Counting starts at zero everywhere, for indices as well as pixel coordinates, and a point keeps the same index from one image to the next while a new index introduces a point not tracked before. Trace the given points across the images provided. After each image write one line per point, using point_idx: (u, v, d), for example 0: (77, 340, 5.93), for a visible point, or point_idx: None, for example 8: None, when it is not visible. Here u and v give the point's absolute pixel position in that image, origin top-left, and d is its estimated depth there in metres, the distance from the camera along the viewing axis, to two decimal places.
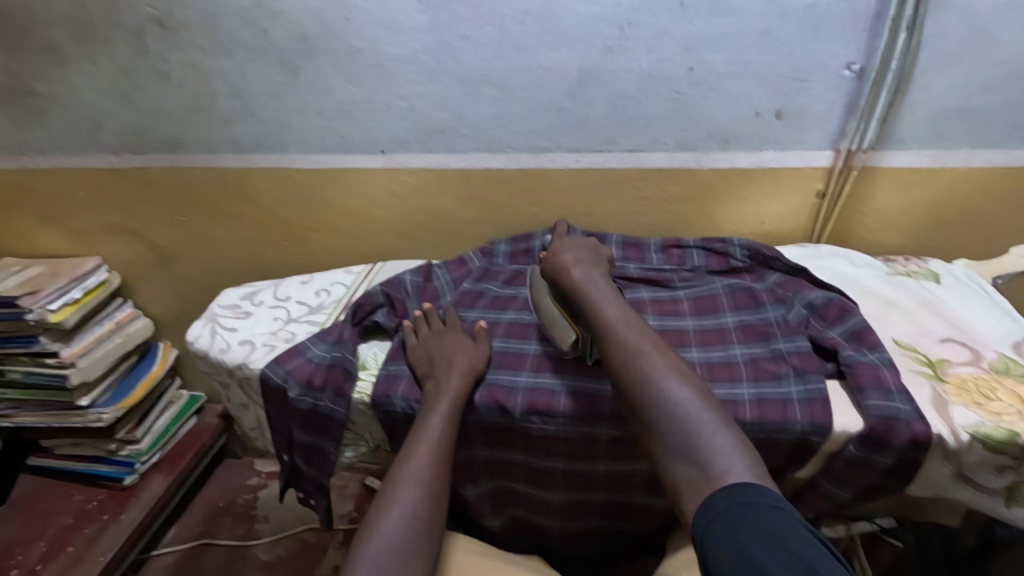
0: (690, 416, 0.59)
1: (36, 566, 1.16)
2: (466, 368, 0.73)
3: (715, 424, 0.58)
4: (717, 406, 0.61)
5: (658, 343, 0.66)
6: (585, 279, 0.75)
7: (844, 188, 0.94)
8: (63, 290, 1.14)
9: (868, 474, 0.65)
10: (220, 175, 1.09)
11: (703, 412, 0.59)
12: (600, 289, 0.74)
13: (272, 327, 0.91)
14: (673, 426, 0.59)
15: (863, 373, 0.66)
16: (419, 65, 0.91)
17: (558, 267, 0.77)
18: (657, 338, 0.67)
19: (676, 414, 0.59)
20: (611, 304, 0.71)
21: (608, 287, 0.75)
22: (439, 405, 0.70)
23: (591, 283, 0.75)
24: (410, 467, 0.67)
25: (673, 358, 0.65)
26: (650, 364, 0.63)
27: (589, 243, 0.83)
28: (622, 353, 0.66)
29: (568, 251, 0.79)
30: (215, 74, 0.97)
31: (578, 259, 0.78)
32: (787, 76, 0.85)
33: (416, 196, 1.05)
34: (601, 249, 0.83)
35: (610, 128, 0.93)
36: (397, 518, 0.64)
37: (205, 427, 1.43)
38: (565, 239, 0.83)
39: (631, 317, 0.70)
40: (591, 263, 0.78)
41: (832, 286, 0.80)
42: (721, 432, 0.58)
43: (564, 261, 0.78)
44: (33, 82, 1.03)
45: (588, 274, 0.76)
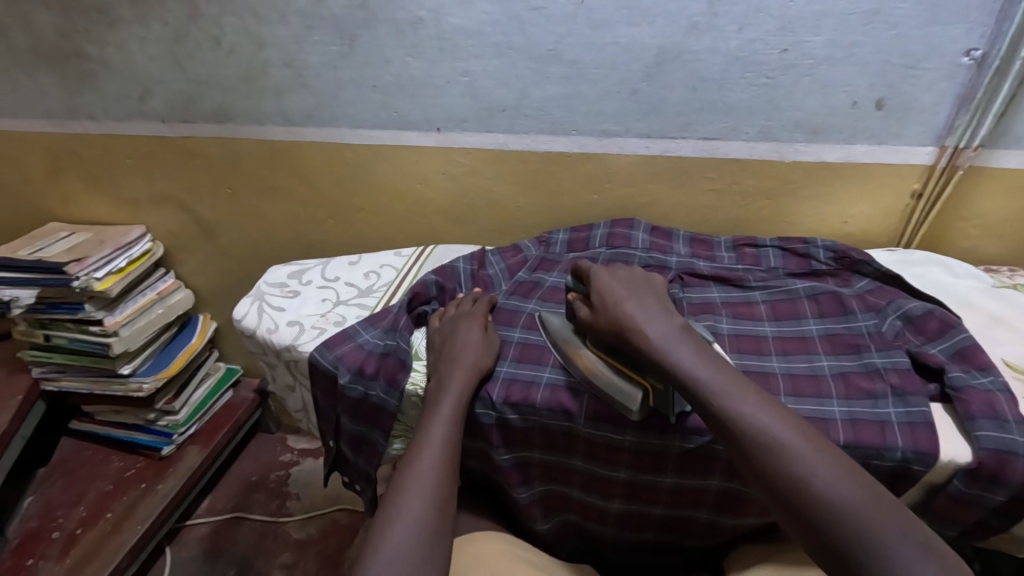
0: (873, 528, 0.46)
1: (76, 530, 1.17)
2: (473, 364, 0.69)
3: (891, 527, 0.46)
4: (899, 506, 0.48)
5: (796, 429, 0.53)
6: (666, 338, 0.61)
7: (943, 189, 0.86)
8: (109, 259, 1.13)
9: (975, 512, 0.60)
10: (267, 147, 1.05)
11: (886, 518, 0.47)
12: (693, 351, 0.60)
13: (321, 310, 0.88)
14: (854, 545, 0.46)
15: (973, 399, 0.60)
16: (485, 38, 0.85)
17: (620, 324, 0.64)
18: (790, 420, 0.54)
19: (856, 527, 0.47)
20: (716, 376, 0.57)
21: (699, 346, 0.61)
22: (444, 403, 0.66)
23: (676, 342, 0.61)
24: (415, 472, 0.61)
25: (819, 445, 0.52)
26: (798, 462, 0.51)
27: (639, 274, 0.72)
28: (756, 445, 0.53)
29: (628, 300, 0.66)
30: (269, 42, 0.93)
31: (642, 309, 0.65)
32: (894, 61, 0.77)
33: (470, 176, 1.00)
34: (649, 282, 0.71)
35: (685, 113, 0.86)
36: (405, 530, 0.56)
37: (241, 402, 1.43)
38: (611, 277, 0.70)
39: (746, 391, 0.56)
40: (662, 312, 0.65)
41: (932, 298, 0.73)
42: (919, 548, 0.45)
43: (621, 313, 0.64)
44: (85, 45, 1.00)
45: (667, 329, 0.62)
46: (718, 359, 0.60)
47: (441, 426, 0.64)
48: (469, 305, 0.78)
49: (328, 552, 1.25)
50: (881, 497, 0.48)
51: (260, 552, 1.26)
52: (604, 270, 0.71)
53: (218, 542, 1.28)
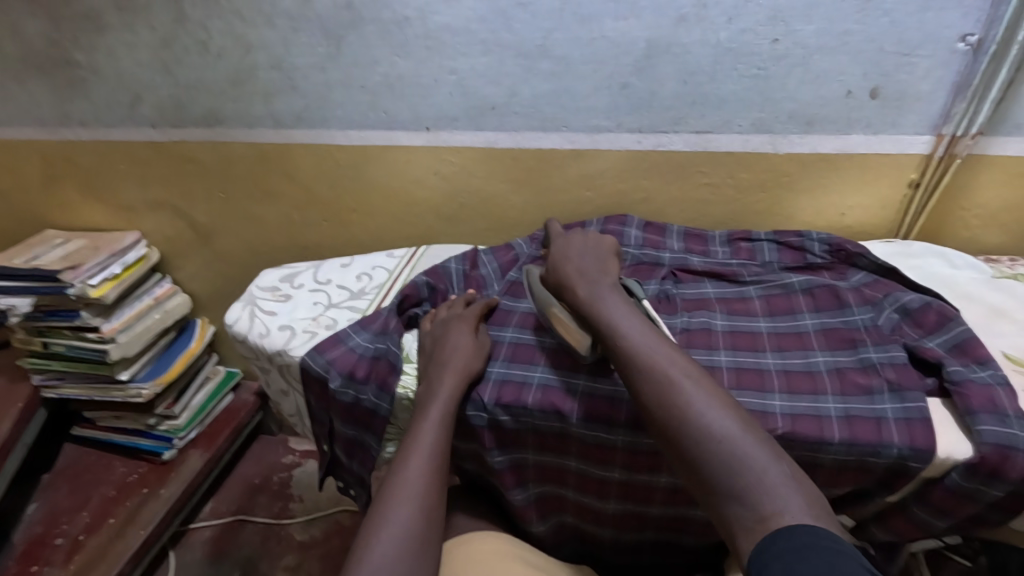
0: (739, 454, 0.52)
1: (80, 536, 1.18)
2: (462, 368, 0.68)
3: (764, 458, 0.51)
4: (766, 437, 0.54)
5: (689, 369, 0.59)
6: (595, 295, 0.69)
7: (941, 178, 0.85)
8: (104, 265, 1.12)
9: (973, 507, 0.59)
10: (258, 150, 1.05)
11: (752, 447, 0.52)
12: (615, 306, 0.67)
13: (313, 313, 0.87)
14: (718, 466, 0.52)
15: (974, 393, 0.59)
16: (472, 36, 0.84)
17: (563, 281, 0.72)
18: (686, 363, 0.60)
19: (721, 451, 0.52)
20: (630, 326, 0.63)
21: (624, 303, 0.68)
22: (431, 410, 0.65)
23: (603, 298, 0.68)
24: (401, 481, 0.60)
25: (707, 384, 0.58)
26: (685, 396, 0.56)
27: (593, 237, 0.79)
28: (653, 383, 0.58)
29: (572, 261, 0.75)
30: (256, 44, 0.92)
31: (583, 269, 0.73)
32: (889, 49, 0.75)
33: (462, 176, 0.99)
34: (606, 243, 0.79)
35: (678, 106, 0.85)
36: (390, 542, 0.55)
37: (242, 404, 1.43)
38: (568, 243, 0.79)
39: (651, 338, 0.62)
40: (599, 274, 0.72)
41: (929, 290, 0.72)
42: (774, 471, 0.50)
43: (568, 274, 0.73)
44: (74, 52, 1.00)
45: (598, 289, 0.70)
46: (635, 315, 0.66)
47: (428, 434, 0.63)
48: (459, 305, 0.78)
49: (331, 553, 1.26)
50: (752, 429, 0.54)
51: (264, 554, 1.26)
52: (562, 238, 0.80)
53: (223, 545, 1.29)
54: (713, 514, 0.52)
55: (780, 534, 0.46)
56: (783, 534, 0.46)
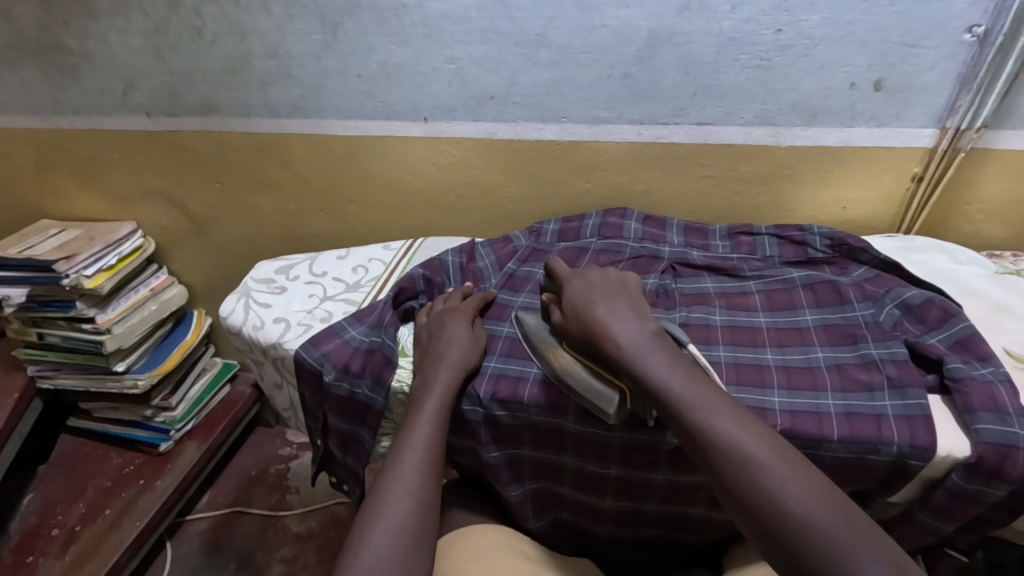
0: (842, 546, 0.45)
1: (76, 527, 1.17)
2: (458, 362, 0.67)
3: (876, 554, 0.44)
4: (869, 521, 0.47)
5: (769, 441, 0.52)
6: (637, 345, 0.60)
7: (944, 172, 0.84)
8: (99, 256, 1.11)
9: (975, 507, 0.58)
10: (254, 139, 1.03)
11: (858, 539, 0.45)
12: (664, 359, 0.59)
13: (308, 305, 0.86)
14: (822, 565, 0.45)
15: (974, 391, 0.58)
16: (470, 24, 0.83)
17: (589, 329, 0.63)
18: (763, 434, 0.53)
19: (824, 548, 0.45)
20: (689, 388, 0.56)
21: (670, 354, 0.60)
22: (426, 404, 0.65)
23: (647, 349, 0.60)
24: (395, 476, 0.60)
25: (790, 459, 0.51)
26: (772, 477, 0.49)
27: (611, 276, 0.72)
28: (730, 461, 0.51)
29: (600, 304, 0.66)
30: (251, 31, 0.91)
31: (612, 311, 0.65)
32: (895, 40, 0.74)
33: (460, 167, 0.98)
34: (625, 284, 0.70)
35: (679, 97, 0.83)
36: (384, 537, 0.55)
37: (238, 397, 1.42)
38: (584, 284, 0.70)
39: (712, 396, 0.55)
40: (634, 317, 0.64)
41: (932, 285, 0.71)
42: (894, 573, 0.43)
43: (595, 318, 0.64)
44: (66, 38, 0.98)
45: (638, 335, 0.62)
46: (690, 370, 0.58)
47: (424, 428, 0.63)
48: (455, 300, 0.77)
49: (328, 545, 1.26)
50: (855, 516, 0.47)
51: (260, 546, 1.26)
52: (576, 277, 0.71)
53: (219, 536, 1.29)
54: None
55: None
56: None
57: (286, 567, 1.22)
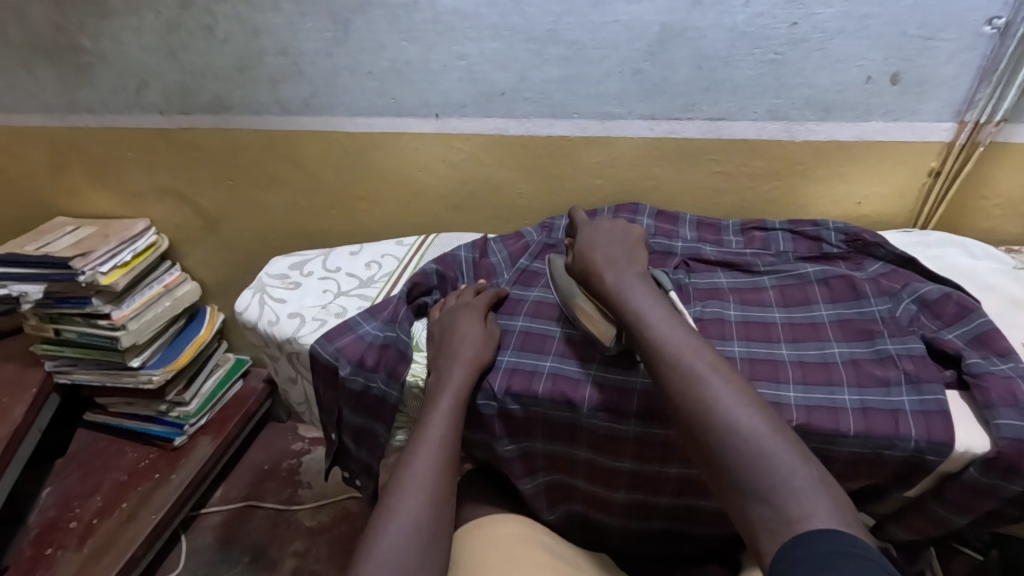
0: (763, 448, 0.50)
1: (93, 520, 1.19)
2: (473, 359, 0.68)
3: (794, 459, 0.49)
4: (796, 438, 0.51)
5: (717, 362, 0.56)
6: (620, 282, 0.66)
7: (962, 166, 0.83)
8: (114, 253, 1.13)
9: (992, 502, 0.58)
10: (265, 137, 1.04)
11: (778, 445, 0.50)
12: (641, 293, 0.64)
13: (322, 301, 0.87)
14: (745, 467, 0.50)
15: (993, 386, 0.58)
16: (481, 20, 0.83)
17: (589, 268, 0.69)
18: (714, 355, 0.57)
19: (749, 452, 0.50)
20: (656, 316, 0.61)
21: (649, 289, 0.65)
22: (441, 401, 0.65)
23: (629, 286, 0.65)
24: (410, 472, 0.60)
25: (735, 379, 0.55)
26: (712, 390, 0.54)
27: (619, 226, 0.76)
28: (677, 374, 0.56)
29: (599, 249, 0.71)
30: (263, 29, 0.91)
31: (608, 256, 0.70)
32: (911, 33, 0.73)
33: (471, 164, 0.98)
34: (631, 233, 0.75)
35: (691, 92, 0.83)
36: (399, 532, 0.55)
37: (250, 392, 1.43)
38: (593, 231, 0.75)
39: (674, 323, 0.60)
40: (625, 262, 0.69)
41: (949, 281, 0.70)
42: (804, 472, 0.48)
43: (594, 261, 0.69)
44: (80, 37, 0.99)
45: (623, 275, 0.67)
46: (661, 303, 0.63)
47: (439, 424, 0.63)
48: (468, 295, 0.77)
49: (339, 539, 1.27)
50: (780, 429, 0.51)
51: (273, 540, 1.27)
52: (588, 225, 0.76)
53: (232, 530, 1.30)
54: (738, 516, 0.50)
55: (807, 539, 0.44)
56: (803, 541, 0.44)
57: (298, 561, 1.23)
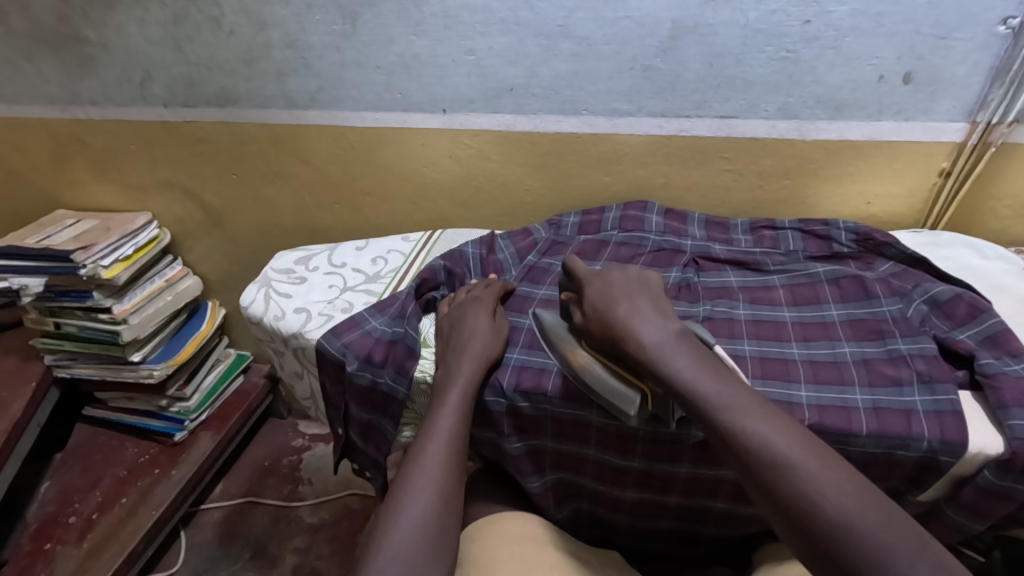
0: (882, 544, 0.44)
1: (93, 515, 1.18)
2: (481, 354, 0.67)
3: (921, 556, 0.43)
4: (916, 527, 0.45)
5: (801, 441, 0.51)
6: (661, 344, 0.60)
7: (973, 167, 0.83)
8: (116, 246, 1.12)
9: (1007, 505, 0.58)
10: (271, 131, 1.03)
11: (899, 540, 0.44)
12: (692, 362, 0.58)
13: (328, 296, 0.86)
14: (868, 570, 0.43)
15: (1007, 386, 0.57)
16: (491, 15, 0.82)
17: (609, 333, 0.63)
18: (801, 435, 0.52)
19: (867, 550, 0.44)
20: (717, 387, 0.55)
21: (697, 355, 0.59)
22: (449, 396, 0.64)
23: (672, 352, 0.59)
24: (418, 467, 0.59)
25: (831, 462, 0.50)
26: (811, 479, 0.48)
27: (631, 275, 0.70)
28: (760, 460, 0.50)
29: (620, 303, 0.64)
30: (270, 22, 0.90)
31: (633, 311, 0.63)
32: (925, 32, 0.73)
33: (479, 160, 0.97)
34: (646, 285, 0.68)
35: (702, 90, 0.82)
36: (408, 527, 0.54)
37: (251, 388, 1.43)
38: (605, 283, 0.68)
39: (739, 394, 0.55)
40: (656, 317, 0.63)
41: (960, 281, 0.70)
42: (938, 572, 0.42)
43: (619, 318, 0.63)
44: (84, 28, 0.98)
45: (663, 333, 0.61)
46: (717, 369, 0.58)
47: (447, 419, 0.63)
48: (479, 291, 0.76)
49: (341, 536, 1.26)
50: (897, 517, 0.46)
51: (274, 536, 1.27)
52: (596, 277, 0.69)
53: (233, 526, 1.29)
54: None
55: None
56: None
57: (299, 557, 1.23)
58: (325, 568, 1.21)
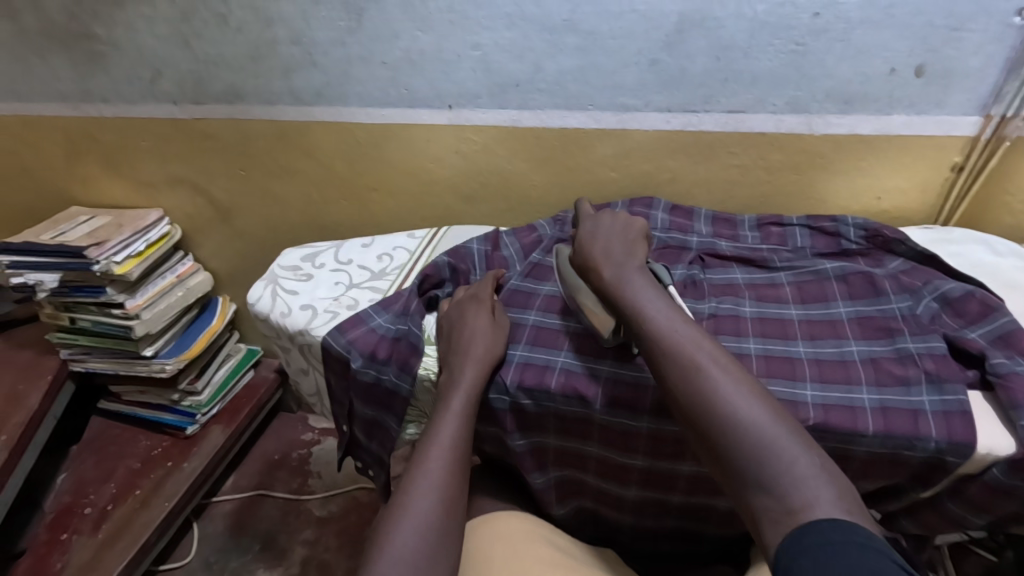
0: (762, 434, 0.50)
1: (108, 506, 1.21)
2: (482, 354, 0.67)
3: (795, 448, 0.49)
4: (799, 427, 0.52)
5: (712, 350, 0.57)
6: (617, 275, 0.66)
7: (987, 162, 0.81)
8: (128, 242, 1.13)
9: (1012, 503, 0.57)
10: (278, 127, 1.04)
11: (778, 433, 0.50)
12: (638, 287, 0.64)
13: (334, 293, 0.87)
14: (747, 456, 0.50)
15: (1019, 387, 0.56)
16: (495, 9, 0.82)
17: (588, 263, 0.69)
18: (713, 345, 0.57)
19: (749, 439, 0.50)
20: (651, 307, 0.61)
21: (643, 282, 0.64)
22: (452, 400, 0.65)
23: (625, 280, 0.65)
24: (421, 472, 0.60)
25: (735, 370, 0.55)
26: (713, 382, 0.54)
27: (622, 218, 0.75)
28: (674, 365, 0.56)
29: (599, 241, 0.71)
30: (276, 18, 0.91)
31: (608, 250, 0.69)
32: (938, 23, 0.72)
33: (484, 155, 0.97)
34: (635, 225, 0.74)
35: (709, 84, 0.81)
36: (410, 532, 0.55)
37: (261, 381, 1.44)
38: (596, 224, 0.74)
39: (669, 312, 0.61)
40: (625, 254, 0.69)
41: (972, 278, 0.69)
42: (806, 461, 0.48)
43: (595, 255, 0.69)
44: (95, 26, 0.99)
45: (623, 266, 0.67)
46: (657, 293, 0.63)
47: (451, 423, 0.63)
48: (476, 288, 0.76)
49: (349, 529, 1.28)
50: (782, 415, 0.52)
51: (284, 528, 1.29)
52: (591, 218, 0.76)
53: (244, 518, 1.31)
54: (742, 503, 0.50)
55: (811, 526, 0.44)
56: (808, 529, 0.44)
57: (308, 549, 1.24)
58: (333, 561, 1.22)
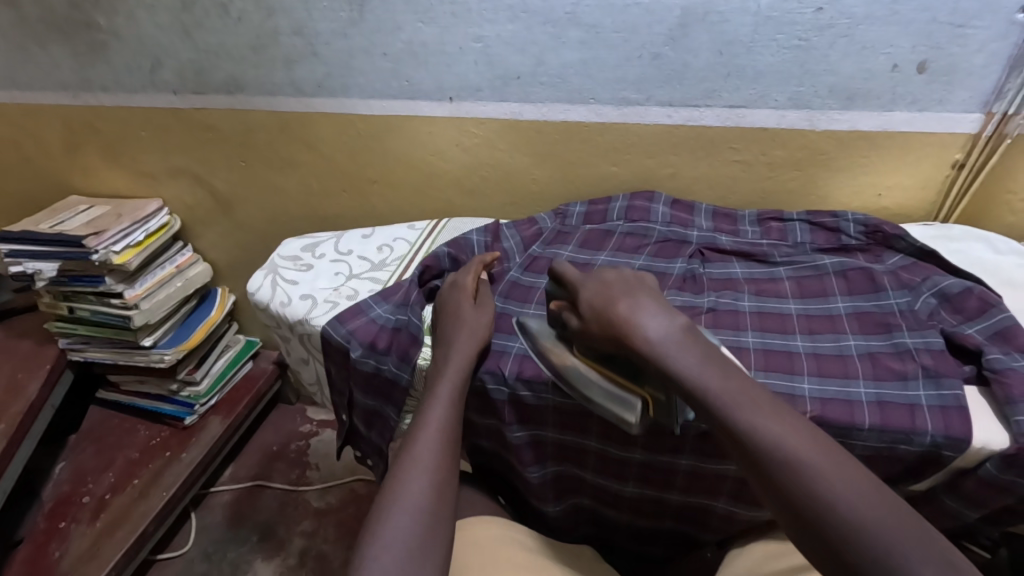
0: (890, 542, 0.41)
1: (107, 495, 1.21)
2: (472, 341, 0.68)
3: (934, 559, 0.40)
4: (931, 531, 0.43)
5: (808, 439, 0.48)
6: (667, 342, 0.55)
7: (988, 159, 0.81)
8: (127, 232, 1.13)
9: (1006, 499, 0.58)
10: (278, 118, 1.03)
11: (908, 540, 0.41)
12: (699, 359, 0.54)
13: (333, 283, 0.87)
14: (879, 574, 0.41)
15: (1015, 382, 0.56)
16: (498, 1, 0.81)
17: (614, 331, 0.58)
18: (807, 432, 0.49)
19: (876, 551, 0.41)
20: (725, 384, 0.52)
21: (702, 351, 0.55)
22: (441, 385, 0.65)
23: (676, 349, 0.55)
24: (412, 455, 0.60)
25: (838, 460, 0.47)
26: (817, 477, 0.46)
27: (628, 276, 0.65)
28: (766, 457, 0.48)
29: (620, 301, 0.60)
30: (277, 8, 0.90)
31: (637, 313, 0.58)
32: (942, 19, 0.72)
33: (485, 148, 0.97)
34: (644, 283, 0.64)
35: (712, 79, 0.81)
36: (403, 513, 0.55)
37: (260, 373, 1.45)
38: (602, 285, 0.63)
39: (746, 390, 0.52)
40: (661, 313, 0.59)
41: (971, 274, 0.69)
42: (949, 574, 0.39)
43: (624, 319, 0.58)
44: (95, 14, 0.99)
45: (669, 329, 0.57)
46: (725, 365, 0.54)
47: (440, 407, 0.63)
48: (456, 275, 0.77)
49: (347, 520, 1.28)
50: (903, 513, 0.43)
51: (282, 519, 1.29)
52: (592, 277, 0.64)
53: (242, 509, 1.32)
54: None
55: None
56: None
57: (306, 540, 1.25)
58: (331, 552, 1.23)
